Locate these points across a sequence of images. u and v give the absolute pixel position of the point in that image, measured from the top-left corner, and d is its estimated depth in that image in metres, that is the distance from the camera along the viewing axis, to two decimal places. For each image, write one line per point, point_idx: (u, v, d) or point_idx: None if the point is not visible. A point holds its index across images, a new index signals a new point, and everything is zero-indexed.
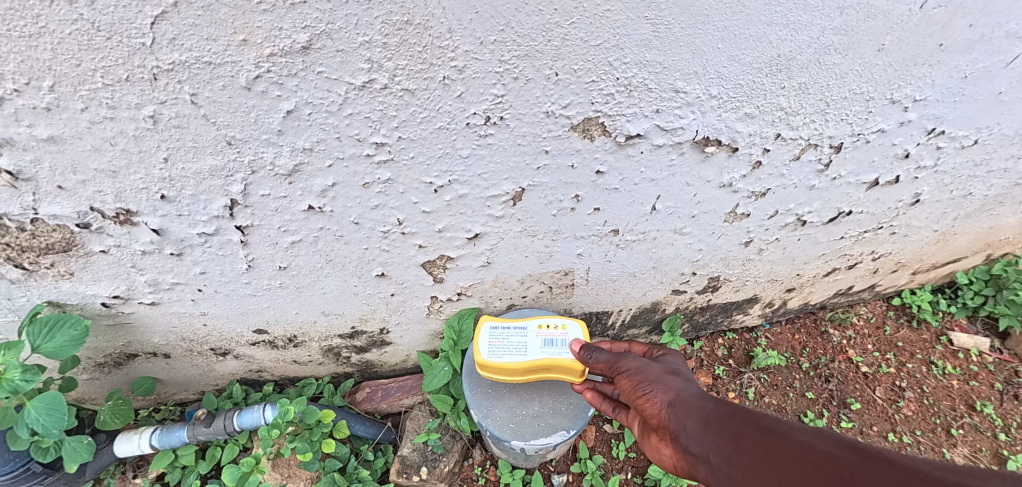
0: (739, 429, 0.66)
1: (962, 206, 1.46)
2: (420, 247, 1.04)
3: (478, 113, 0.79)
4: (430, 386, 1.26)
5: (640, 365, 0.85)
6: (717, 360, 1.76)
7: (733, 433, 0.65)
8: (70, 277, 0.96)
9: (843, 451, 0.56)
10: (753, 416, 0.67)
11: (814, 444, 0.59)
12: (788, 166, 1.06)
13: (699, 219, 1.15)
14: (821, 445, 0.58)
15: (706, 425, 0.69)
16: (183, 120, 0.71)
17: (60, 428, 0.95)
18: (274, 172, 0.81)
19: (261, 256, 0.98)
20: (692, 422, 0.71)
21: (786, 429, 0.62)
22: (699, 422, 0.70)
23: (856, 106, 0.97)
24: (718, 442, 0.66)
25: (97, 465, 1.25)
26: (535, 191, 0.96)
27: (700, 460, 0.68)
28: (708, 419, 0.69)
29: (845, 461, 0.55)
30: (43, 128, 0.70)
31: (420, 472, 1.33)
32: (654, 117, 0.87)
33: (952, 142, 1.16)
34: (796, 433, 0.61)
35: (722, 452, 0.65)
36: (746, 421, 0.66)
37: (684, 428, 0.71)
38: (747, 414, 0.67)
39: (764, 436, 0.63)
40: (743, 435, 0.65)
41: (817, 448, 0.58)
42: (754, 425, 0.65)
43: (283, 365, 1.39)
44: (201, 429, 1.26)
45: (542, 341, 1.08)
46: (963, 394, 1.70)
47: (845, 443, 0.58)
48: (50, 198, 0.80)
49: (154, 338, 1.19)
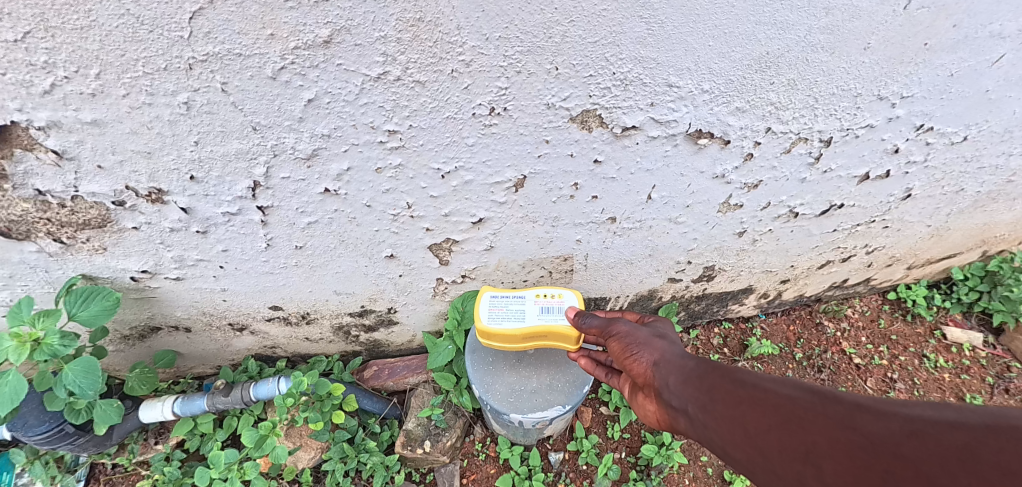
0: (714, 382, 0.72)
1: (954, 202, 1.50)
2: (427, 231, 1.10)
3: (483, 104, 0.85)
4: (434, 364, 1.33)
5: (630, 329, 0.92)
6: (713, 348, 1.81)
7: (709, 386, 0.72)
8: (103, 251, 1.04)
9: (801, 394, 0.63)
10: (727, 370, 0.73)
11: (778, 390, 0.65)
12: (779, 159, 1.11)
13: (694, 209, 1.21)
14: (784, 390, 0.65)
15: (686, 381, 0.76)
16: (214, 107, 0.78)
17: (95, 389, 1.04)
18: (294, 156, 0.87)
19: (280, 235, 1.05)
20: (674, 378, 0.78)
21: (754, 379, 0.69)
22: (680, 379, 0.77)
23: (845, 101, 1.02)
24: (696, 394, 0.73)
25: (123, 430, 1.35)
26: (536, 178, 1.02)
27: (679, 412, 0.75)
28: (688, 375, 0.77)
29: (802, 403, 0.62)
30: (88, 113, 0.77)
31: (423, 446, 1.40)
32: (649, 110, 0.92)
33: (941, 138, 1.20)
34: (763, 382, 0.68)
35: (698, 402, 0.72)
36: (721, 375, 0.73)
37: (667, 385, 0.78)
38: (723, 369, 0.74)
39: (736, 386, 0.69)
40: (717, 386, 0.71)
41: (780, 394, 0.64)
42: (728, 377, 0.72)
43: (295, 342, 1.47)
44: (219, 399, 1.35)
45: (540, 309, 1.14)
46: (953, 387, 1.74)
47: (804, 388, 0.64)
48: (90, 177, 0.87)
49: (177, 312, 1.26)
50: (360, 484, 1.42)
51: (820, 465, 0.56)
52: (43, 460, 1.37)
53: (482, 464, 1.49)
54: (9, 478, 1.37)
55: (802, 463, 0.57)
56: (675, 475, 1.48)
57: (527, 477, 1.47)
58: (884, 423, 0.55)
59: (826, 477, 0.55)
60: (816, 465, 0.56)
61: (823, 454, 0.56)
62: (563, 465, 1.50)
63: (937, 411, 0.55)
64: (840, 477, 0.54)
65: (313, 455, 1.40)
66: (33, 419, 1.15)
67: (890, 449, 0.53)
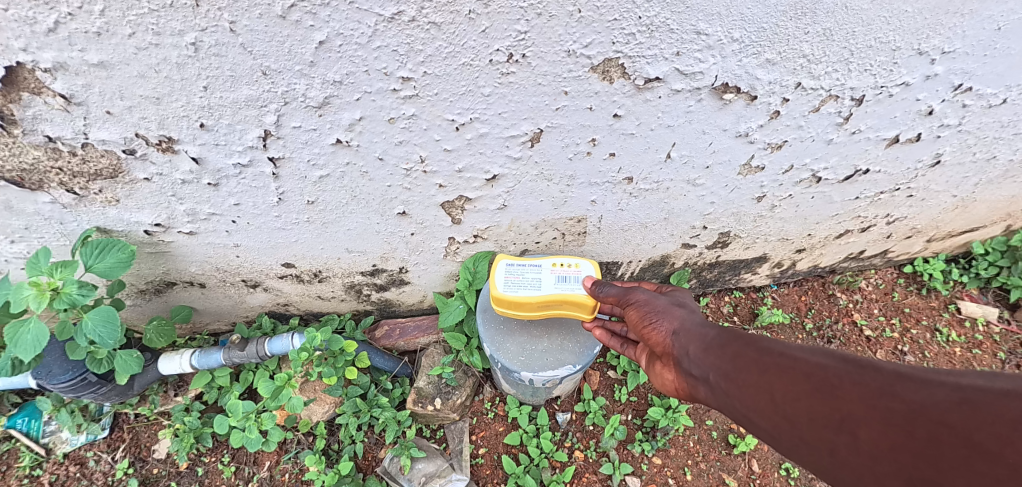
0: (737, 350, 0.71)
1: (985, 171, 1.44)
2: (440, 187, 1.08)
3: (501, 50, 0.81)
4: (444, 323, 1.34)
5: (647, 297, 0.91)
6: (722, 316, 1.80)
7: (732, 354, 0.71)
8: (116, 203, 1.03)
9: (833, 362, 0.61)
10: (750, 339, 0.72)
11: (807, 358, 0.64)
12: (806, 117, 1.07)
13: (713, 171, 1.17)
14: (814, 358, 0.63)
15: (707, 350, 0.75)
16: (222, 49, 0.75)
17: (114, 338, 1.07)
18: (305, 103, 0.85)
19: (291, 189, 1.04)
20: (694, 347, 0.77)
21: (780, 347, 0.67)
22: (700, 347, 0.77)
23: (881, 56, 0.96)
24: (717, 363, 0.72)
25: (144, 380, 1.40)
26: (552, 132, 0.99)
27: (700, 380, 0.75)
28: (709, 344, 0.76)
29: (834, 371, 0.60)
30: (94, 54, 0.75)
31: (434, 403, 1.42)
32: (673, 60, 0.88)
33: (979, 100, 1.13)
34: (790, 350, 0.66)
35: (720, 371, 0.71)
36: (743, 343, 0.72)
37: (687, 353, 0.78)
38: (746, 337, 0.73)
39: (761, 354, 0.68)
40: (741, 354, 0.70)
41: (811, 362, 0.63)
42: (752, 345, 0.71)
43: (308, 300, 1.48)
44: (235, 353, 1.38)
45: (556, 278, 1.12)
46: (964, 362, 1.72)
47: (836, 356, 0.62)
48: (100, 123, 0.86)
49: (191, 267, 1.27)
50: (373, 438, 1.45)
51: (856, 433, 0.55)
52: (69, 409, 1.42)
53: (491, 422, 1.52)
54: (39, 426, 1.43)
55: (835, 431, 0.57)
56: (680, 438, 1.50)
57: (535, 435, 1.49)
58: (927, 392, 0.53)
59: (862, 444, 0.55)
60: (851, 433, 0.56)
61: (859, 422, 0.55)
62: (570, 425, 1.52)
63: (986, 379, 0.52)
64: (878, 444, 0.54)
65: (326, 408, 1.44)
66: (57, 367, 1.20)
67: (933, 418, 0.51)
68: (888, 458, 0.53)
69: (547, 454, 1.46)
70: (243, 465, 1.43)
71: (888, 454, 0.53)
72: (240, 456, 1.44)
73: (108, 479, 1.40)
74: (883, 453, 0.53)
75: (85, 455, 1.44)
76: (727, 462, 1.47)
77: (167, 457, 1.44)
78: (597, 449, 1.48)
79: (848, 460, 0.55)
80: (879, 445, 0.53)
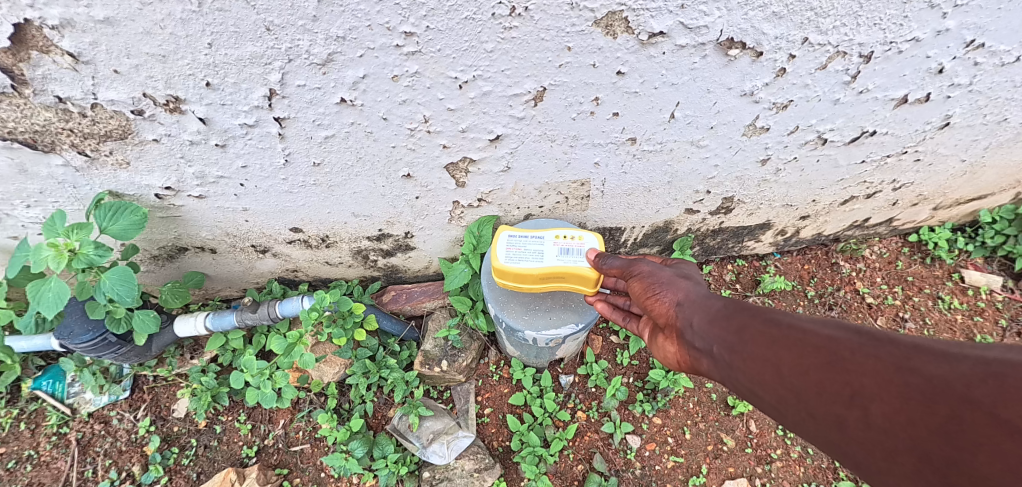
0: (743, 322, 0.72)
1: (995, 134, 1.41)
2: (444, 148, 1.09)
3: (503, 3, 0.80)
4: (450, 286, 1.37)
5: (652, 269, 0.92)
6: (724, 284, 1.82)
7: (736, 326, 0.72)
8: (127, 166, 1.05)
9: (846, 335, 0.61)
10: (756, 311, 0.73)
11: (818, 331, 0.64)
12: (813, 75, 1.05)
13: (718, 131, 1.17)
14: (825, 331, 0.63)
15: (711, 322, 0.76)
16: (226, 3, 0.76)
17: (132, 296, 1.11)
18: (309, 60, 0.86)
19: (298, 151, 1.05)
20: (698, 319, 0.79)
21: (789, 320, 0.68)
22: (705, 319, 0.78)
23: (891, 9, 0.94)
24: (721, 335, 0.73)
25: (161, 342, 1.45)
26: (555, 91, 0.99)
27: (703, 352, 0.77)
28: (714, 315, 0.77)
29: (848, 344, 0.60)
30: (99, 10, 0.75)
31: (440, 365, 1.47)
32: (678, 13, 0.87)
33: (991, 58, 1.11)
34: (799, 323, 0.66)
35: (724, 343, 0.72)
36: (750, 315, 0.73)
37: (691, 325, 0.80)
38: (754, 309, 0.73)
39: (768, 326, 0.69)
40: (747, 327, 0.71)
41: (821, 334, 0.63)
42: (759, 318, 0.71)
43: (316, 265, 1.51)
44: (247, 315, 1.41)
45: (559, 250, 1.13)
46: (964, 328, 1.73)
47: (848, 329, 0.62)
48: (108, 83, 0.87)
49: (201, 232, 1.29)
50: (382, 398, 1.51)
51: (867, 407, 0.55)
52: (91, 370, 1.48)
53: (496, 384, 1.56)
54: (63, 387, 1.49)
55: (845, 405, 0.56)
56: (680, 399, 1.54)
57: (538, 396, 1.53)
58: (950, 366, 0.52)
59: (873, 419, 0.54)
60: (862, 408, 0.55)
61: (871, 397, 0.55)
62: (573, 387, 1.56)
63: (1010, 353, 0.51)
64: (891, 419, 0.53)
65: (336, 370, 1.49)
66: (79, 328, 1.23)
67: (956, 392, 0.50)
68: (901, 433, 0.52)
69: (549, 413, 1.51)
70: (259, 423, 1.49)
71: (900, 428, 0.53)
72: (256, 415, 1.50)
73: (132, 436, 1.47)
74: (896, 428, 0.53)
75: (108, 414, 1.49)
76: (725, 422, 1.51)
77: (186, 416, 1.50)
78: (598, 409, 1.52)
79: (857, 435, 0.55)
80: (893, 420, 0.53)
